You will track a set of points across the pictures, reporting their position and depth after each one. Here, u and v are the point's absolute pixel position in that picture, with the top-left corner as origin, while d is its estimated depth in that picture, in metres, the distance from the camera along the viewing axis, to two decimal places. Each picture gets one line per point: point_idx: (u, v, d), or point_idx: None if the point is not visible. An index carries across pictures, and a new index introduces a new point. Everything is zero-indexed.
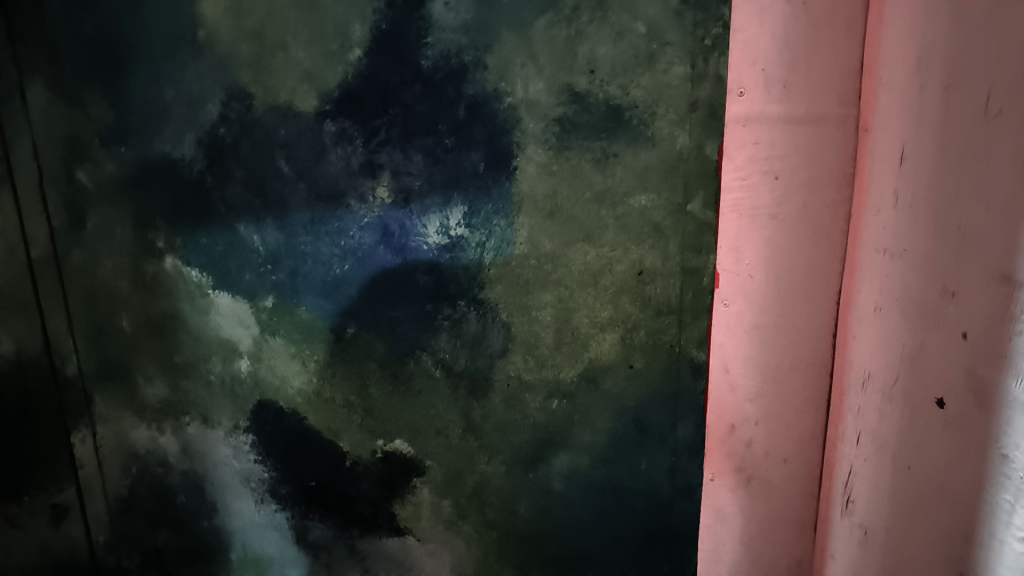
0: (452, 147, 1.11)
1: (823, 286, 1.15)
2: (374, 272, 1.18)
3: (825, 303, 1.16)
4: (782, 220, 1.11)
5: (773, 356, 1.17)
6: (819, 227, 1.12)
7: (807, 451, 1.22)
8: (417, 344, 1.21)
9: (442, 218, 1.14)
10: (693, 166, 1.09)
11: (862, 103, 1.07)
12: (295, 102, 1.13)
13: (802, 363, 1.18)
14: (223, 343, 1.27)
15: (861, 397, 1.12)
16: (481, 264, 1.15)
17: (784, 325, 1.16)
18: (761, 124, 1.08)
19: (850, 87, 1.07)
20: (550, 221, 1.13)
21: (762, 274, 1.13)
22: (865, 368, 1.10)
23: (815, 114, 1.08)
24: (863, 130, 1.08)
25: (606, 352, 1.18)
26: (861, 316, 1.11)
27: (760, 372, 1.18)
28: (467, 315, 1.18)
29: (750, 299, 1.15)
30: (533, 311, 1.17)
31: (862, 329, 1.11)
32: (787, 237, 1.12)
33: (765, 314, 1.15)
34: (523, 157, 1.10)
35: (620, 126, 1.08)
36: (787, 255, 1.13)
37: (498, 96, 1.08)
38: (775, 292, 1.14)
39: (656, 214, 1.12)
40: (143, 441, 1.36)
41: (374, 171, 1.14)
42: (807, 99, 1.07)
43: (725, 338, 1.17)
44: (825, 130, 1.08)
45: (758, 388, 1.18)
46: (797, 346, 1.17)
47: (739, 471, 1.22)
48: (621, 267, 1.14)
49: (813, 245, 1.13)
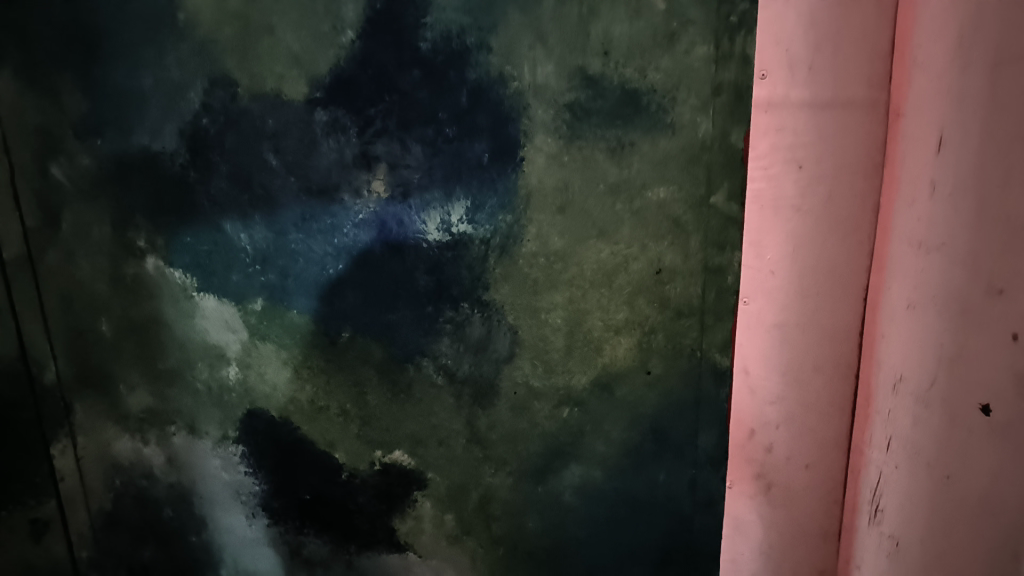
0: (454, 136, 1.02)
1: (849, 281, 1.07)
2: (369, 271, 1.10)
3: (852, 300, 1.08)
4: (807, 214, 1.03)
5: (798, 359, 1.09)
6: (846, 220, 1.04)
7: (829, 456, 1.14)
8: (416, 348, 1.12)
9: (443, 213, 1.05)
10: (717, 155, 1.01)
11: (894, 84, 0.99)
12: (284, 89, 1.04)
13: (826, 364, 1.10)
14: (210, 348, 1.19)
15: (891, 400, 1.04)
16: (486, 263, 1.06)
17: (807, 325, 1.08)
18: (788, 108, 0.99)
19: (881, 68, 0.99)
20: (560, 216, 1.04)
21: (784, 271, 1.05)
22: (896, 370, 1.02)
23: (845, 98, 0.99)
24: (895, 113, 1.00)
25: (621, 356, 1.08)
26: (892, 314, 1.03)
27: (783, 374, 1.09)
28: (471, 318, 1.09)
29: (773, 298, 1.06)
30: (541, 314, 1.08)
31: (893, 327, 1.03)
32: (811, 230, 1.04)
33: (790, 313, 1.07)
34: (530, 147, 1.01)
35: (637, 112, 0.99)
36: (813, 250, 1.05)
37: (504, 80, 1.00)
38: (800, 289, 1.06)
39: (676, 207, 1.03)
40: (128, 453, 1.28)
41: (369, 163, 1.05)
42: (835, 82, 0.99)
43: (746, 338, 1.08)
44: (854, 115, 1.00)
45: (781, 392, 1.10)
46: (821, 346, 1.09)
47: (758, 478, 1.14)
48: (638, 265, 1.05)
49: (840, 239, 1.05)
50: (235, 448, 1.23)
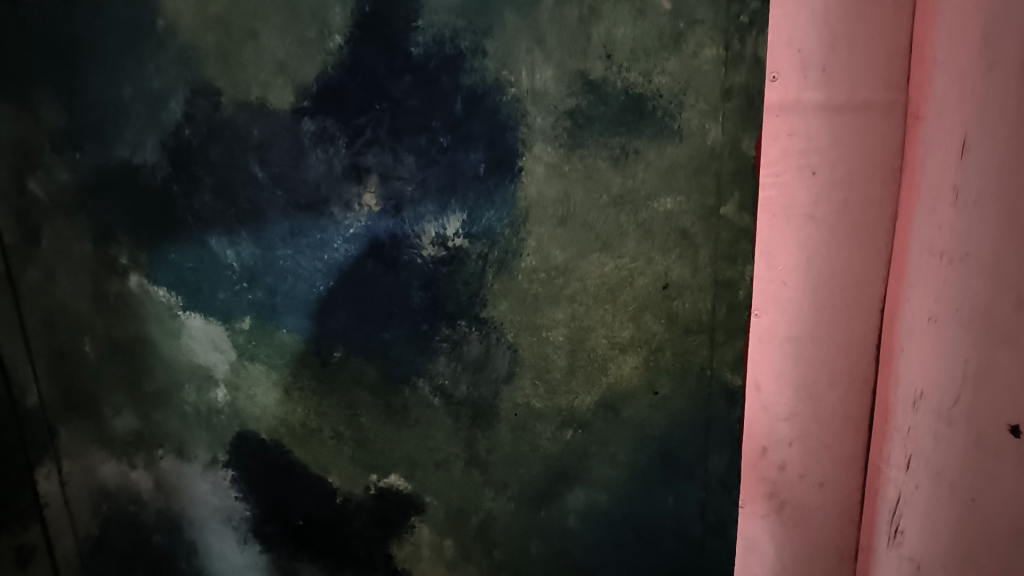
0: (448, 146, 0.97)
1: (865, 293, 1.00)
2: (359, 287, 1.04)
3: (868, 313, 1.01)
4: (820, 222, 0.96)
5: (814, 374, 1.02)
6: (862, 226, 0.97)
7: (845, 474, 1.06)
8: (410, 368, 1.07)
9: (438, 227, 1.00)
10: (727, 162, 0.95)
11: (913, 86, 0.93)
12: (269, 98, 0.99)
13: (841, 379, 1.03)
14: (197, 369, 1.14)
15: (911, 419, 0.98)
16: (484, 278, 1.01)
17: (821, 338, 1.01)
18: (802, 112, 0.93)
19: (899, 67, 0.93)
20: (562, 229, 0.98)
21: (797, 281, 0.99)
22: (916, 387, 0.96)
23: (861, 99, 0.93)
24: (914, 116, 0.94)
25: (627, 376, 1.02)
26: (912, 328, 0.97)
27: (797, 391, 1.03)
28: (469, 336, 1.04)
29: (786, 311, 1.00)
30: (542, 331, 1.02)
31: (913, 341, 0.96)
32: (825, 238, 0.97)
33: (804, 326, 1.01)
34: (529, 156, 0.96)
35: (642, 118, 0.94)
36: (827, 259, 0.98)
37: (501, 86, 0.94)
38: (814, 300, 0.99)
39: (684, 218, 0.97)
40: (115, 477, 1.23)
41: (360, 175, 0.99)
42: (850, 83, 0.92)
43: (757, 352, 1.02)
44: (870, 118, 0.94)
45: (796, 411, 1.03)
46: (837, 359, 1.02)
47: (770, 497, 1.07)
48: (643, 280, 0.99)
49: (855, 247, 0.98)
50: (225, 473, 1.18)
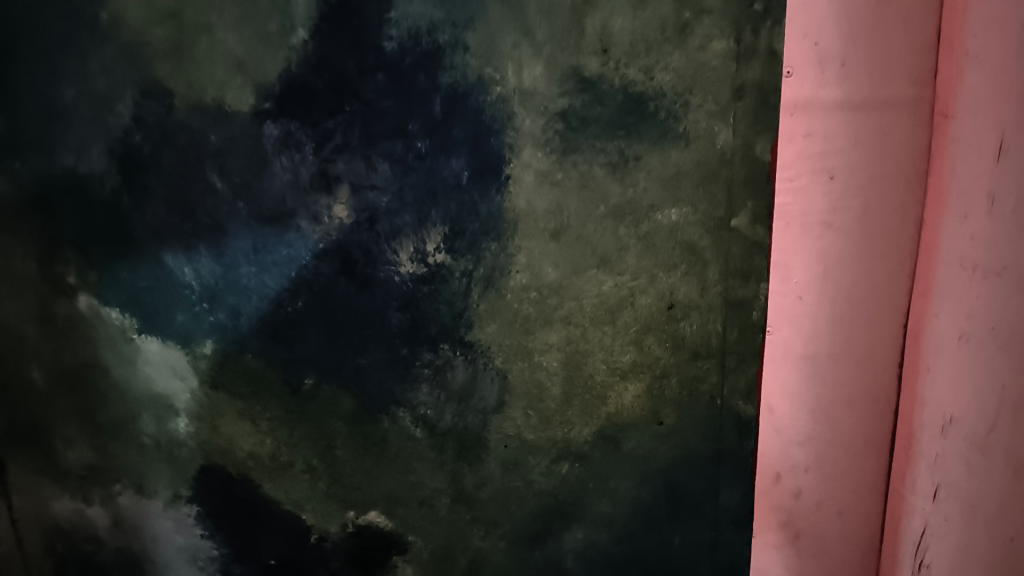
0: (427, 152, 0.86)
1: (887, 306, 0.92)
2: (330, 308, 0.93)
3: (890, 328, 0.93)
4: (839, 231, 0.88)
5: (832, 394, 0.95)
6: (884, 235, 0.89)
7: (865, 502, 0.99)
8: (388, 396, 0.96)
9: (417, 241, 0.89)
10: (739, 169, 0.84)
11: (941, 82, 0.84)
12: (226, 99, 0.89)
13: (860, 399, 0.95)
14: (157, 398, 1.03)
15: (940, 445, 0.89)
16: (469, 298, 0.90)
17: (837, 355, 0.93)
18: (817, 111, 0.85)
19: (923, 62, 0.84)
20: (555, 244, 0.88)
21: (814, 295, 0.91)
22: (945, 411, 0.88)
23: (883, 96, 0.85)
24: (942, 115, 0.85)
25: (628, 406, 0.92)
26: (941, 346, 0.88)
27: (813, 413, 0.95)
28: (453, 361, 0.93)
29: (801, 326, 0.92)
30: (534, 356, 0.91)
31: (942, 361, 0.88)
32: (845, 248, 0.89)
33: (820, 342, 0.93)
34: (518, 164, 0.86)
35: (642, 120, 0.83)
36: (846, 271, 0.90)
37: (485, 85, 0.84)
38: (831, 315, 0.92)
39: (691, 231, 0.86)
40: (69, 514, 1.12)
41: (329, 185, 0.89)
42: (871, 78, 0.84)
43: (770, 371, 0.94)
44: (893, 117, 0.86)
45: (812, 434, 0.96)
46: (857, 379, 0.94)
47: (784, 527, 1.00)
48: (645, 300, 0.88)
49: (876, 258, 0.90)
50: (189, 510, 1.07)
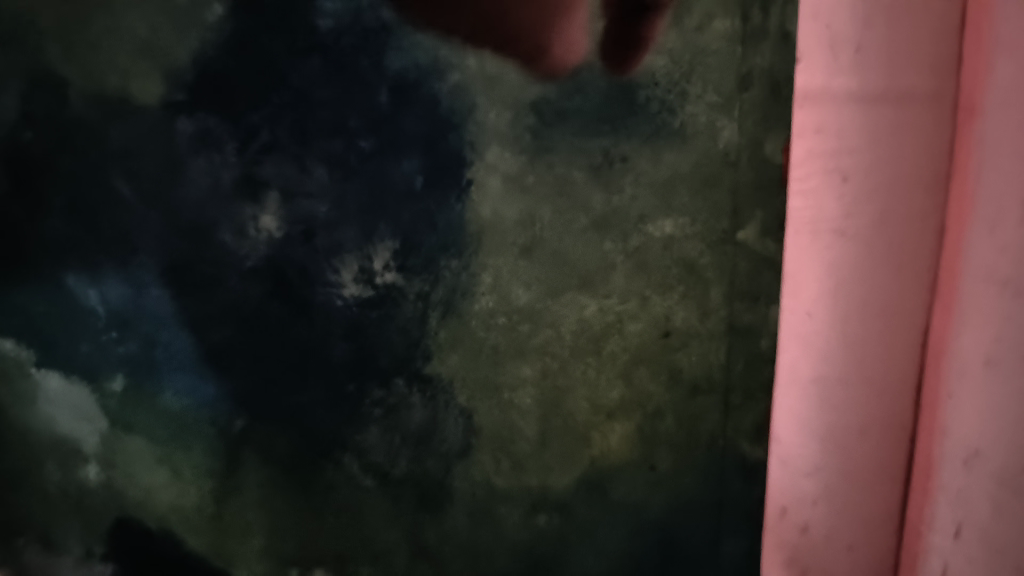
0: (372, 153, 0.72)
1: (898, 324, 0.76)
2: (263, 339, 0.78)
3: (903, 347, 0.78)
4: (850, 238, 0.74)
5: (842, 427, 0.80)
6: (899, 241, 0.73)
7: (880, 535, 0.84)
8: (330, 436, 0.80)
9: (362, 259, 0.74)
10: (744, 173, 0.71)
11: (970, 62, 0.67)
12: (130, 90, 0.74)
13: (869, 427, 0.81)
14: (63, 443, 0.85)
15: (959, 490, 0.74)
16: (425, 324, 0.75)
17: (846, 381, 0.78)
18: (827, 105, 0.69)
19: (950, 41, 0.67)
20: (526, 262, 0.73)
21: (825, 312, 0.77)
22: (964, 450, 0.72)
23: (902, 84, 0.68)
24: (968, 106, 0.67)
25: (617, 449, 0.77)
26: (962, 376, 0.72)
27: (819, 447, 0.81)
28: (409, 400, 0.77)
29: (813, 350, 0.78)
30: (504, 394, 0.77)
31: (965, 393, 0.72)
32: (859, 258, 0.74)
33: (830, 366, 0.78)
34: (482, 165, 0.72)
35: (630, 114, 0.70)
36: (860, 283, 0.74)
37: (439, 71, 0.70)
38: (841, 335, 0.77)
39: (689, 246, 0.72)
40: None
41: (256, 191, 0.73)
42: (891, 61, 0.67)
43: (784, 399, 0.81)
44: (912, 109, 0.69)
45: (827, 472, 0.82)
46: (872, 404, 0.80)
47: (791, 566, 0.86)
48: (637, 327, 0.74)
49: (888, 269, 0.74)
50: None
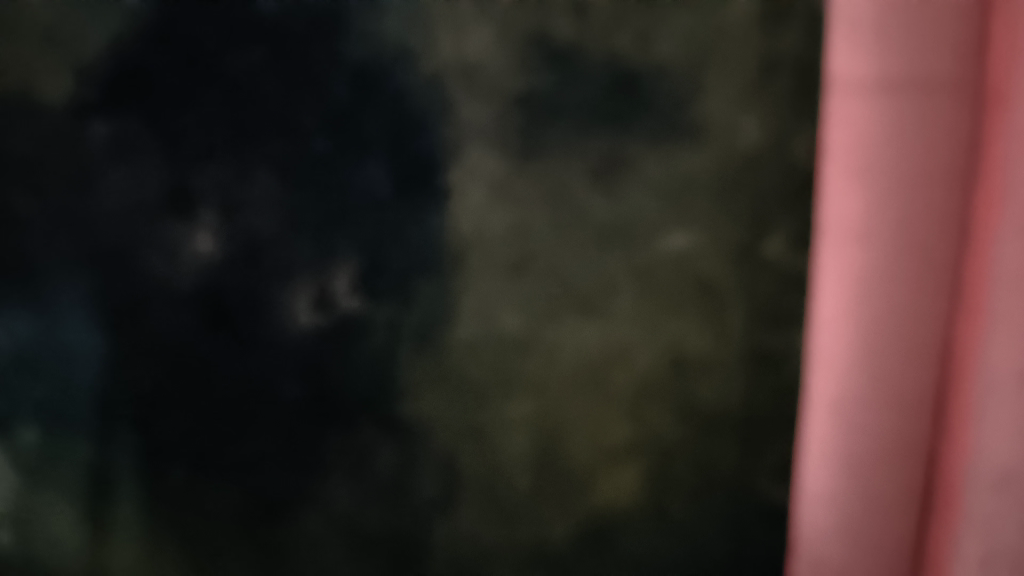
0: (330, 159, 0.61)
1: (918, 339, 0.64)
2: (202, 379, 0.64)
3: (922, 373, 0.64)
4: (872, 242, 0.62)
5: (856, 474, 0.66)
6: (920, 241, 0.62)
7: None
8: (285, 494, 0.66)
9: (320, 283, 0.62)
10: (764, 174, 0.61)
11: (998, 53, 0.58)
12: (38, 88, 0.62)
13: (879, 478, 0.66)
14: None
15: (984, 524, 0.57)
16: (397, 358, 0.63)
17: (863, 415, 0.65)
18: (848, 97, 0.61)
19: (971, 30, 0.60)
20: (517, 283, 0.63)
21: (853, 317, 0.64)
22: (996, 472, 0.56)
23: (921, 72, 0.60)
24: (996, 95, 0.58)
25: (620, 496, 0.66)
26: (992, 388, 0.57)
27: (832, 489, 0.67)
28: (380, 444, 0.65)
29: (833, 369, 0.65)
30: (491, 435, 0.65)
31: (996, 404, 0.56)
32: (891, 252, 0.62)
33: (845, 392, 0.65)
34: (460, 171, 0.61)
35: (632, 109, 0.60)
36: (881, 292, 0.63)
37: (409, 60, 0.59)
38: (863, 349, 0.64)
39: (703, 261, 0.63)
40: None
41: (190, 207, 0.61)
42: (917, 43, 0.60)
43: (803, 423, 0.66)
44: (944, 91, 0.60)
45: (835, 524, 0.67)
46: (900, 425, 0.65)
47: None
48: (643, 357, 0.64)
49: (911, 272, 0.63)
50: None
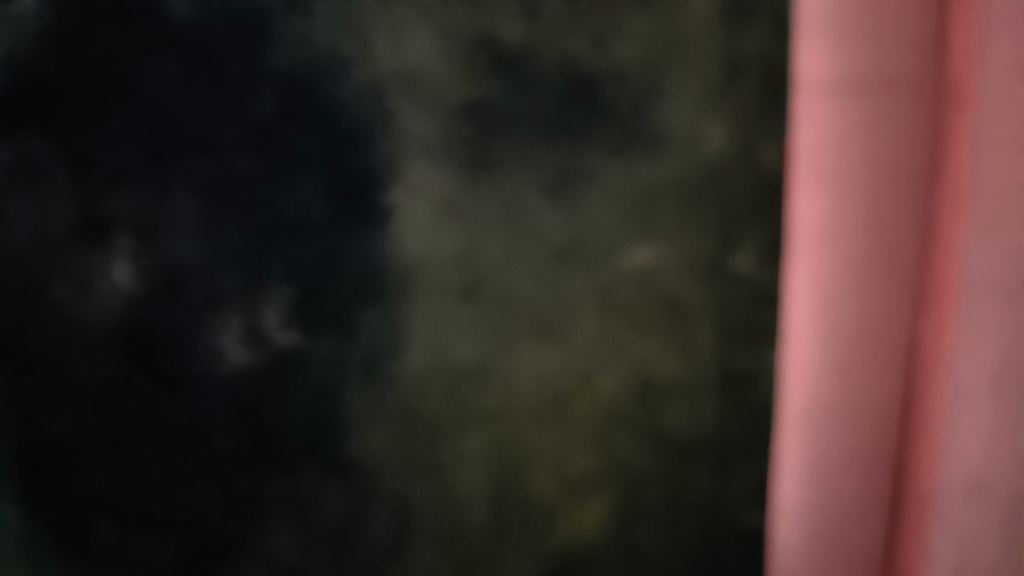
0: (259, 179, 0.55)
1: (885, 349, 0.61)
2: (120, 425, 0.57)
3: (888, 383, 0.61)
4: (841, 248, 0.59)
5: (830, 491, 0.63)
6: (888, 248, 0.59)
7: None
8: (224, 548, 0.58)
9: (251, 316, 0.56)
10: (731, 184, 0.58)
11: (960, 45, 0.54)
12: None
13: (852, 494, 0.64)
14: None
15: (957, 535, 0.56)
16: (341, 394, 0.58)
17: (835, 431, 0.62)
18: (816, 100, 0.58)
19: (930, 25, 0.57)
20: (469, 307, 0.58)
21: (826, 332, 0.61)
22: (967, 481, 0.55)
23: (882, 71, 0.57)
24: (956, 95, 0.55)
25: (587, 530, 0.62)
26: (960, 399, 0.55)
27: (808, 507, 0.64)
28: (324, 490, 0.59)
29: (806, 386, 0.61)
30: (447, 473, 0.60)
31: (965, 414, 0.55)
32: (863, 261, 0.59)
33: (817, 408, 0.62)
34: (403, 187, 0.56)
35: (589, 117, 0.56)
36: (851, 301, 0.60)
37: (343, 67, 0.54)
38: (837, 364, 0.61)
39: (667, 278, 0.59)
40: None
41: (102, 234, 0.55)
42: (884, 41, 0.57)
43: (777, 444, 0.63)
44: (915, 91, 0.58)
45: (811, 543, 0.64)
46: (875, 441, 0.63)
47: None
48: (607, 381, 0.60)
49: (879, 278, 0.60)
50: None
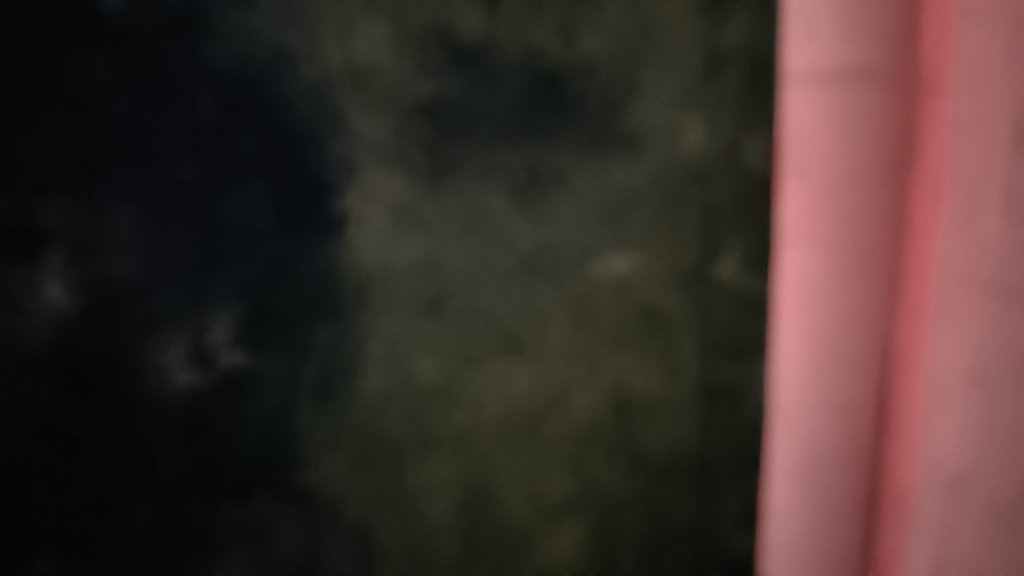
0: (201, 187, 0.50)
1: (874, 358, 0.56)
2: (55, 459, 0.52)
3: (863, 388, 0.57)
4: (829, 249, 0.54)
5: (824, 514, 0.59)
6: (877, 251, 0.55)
7: None
8: None
9: (196, 335, 0.52)
10: (715, 186, 0.53)
11: (932, 21, 0.49)
12: None
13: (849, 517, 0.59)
14: None
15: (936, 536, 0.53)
16: (294, 417, 0.53)
17: (825, 450, 0.58)
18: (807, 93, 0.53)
19: None
20: (431, 322, 0.54)
21: (822, 346, 0.56)
22: (946, 478, 0.52)
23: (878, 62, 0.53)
24: (930, 86, 0.50)
25: (564, 557, 0.58)
26: (937, 396, 0.52)
27: (800, 533, 0.59)
28: (280, 519, 0.54)
29: (801, 403, 0.57)
30: (412, 499, 0.56)
31: (945, 410, 0.51)
32: (852, 264, 0.55)
33: (809, 426, 0.57)
34: (357, 193, 0.51)
35: (557, 116, 0.52)
36: (837, 307, 0.55)
37: (289, 65, 0.50)
38: (831, 378, 0.56)
39: (645, 288, 0.55)
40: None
41: (31, 248, 0.49)
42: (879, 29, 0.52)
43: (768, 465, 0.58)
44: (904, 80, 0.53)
45: (802, 572, 0.59)
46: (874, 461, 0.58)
47: None
48: (582, 400, 0.56)
49: (864, 287, 0.55)
50: None
